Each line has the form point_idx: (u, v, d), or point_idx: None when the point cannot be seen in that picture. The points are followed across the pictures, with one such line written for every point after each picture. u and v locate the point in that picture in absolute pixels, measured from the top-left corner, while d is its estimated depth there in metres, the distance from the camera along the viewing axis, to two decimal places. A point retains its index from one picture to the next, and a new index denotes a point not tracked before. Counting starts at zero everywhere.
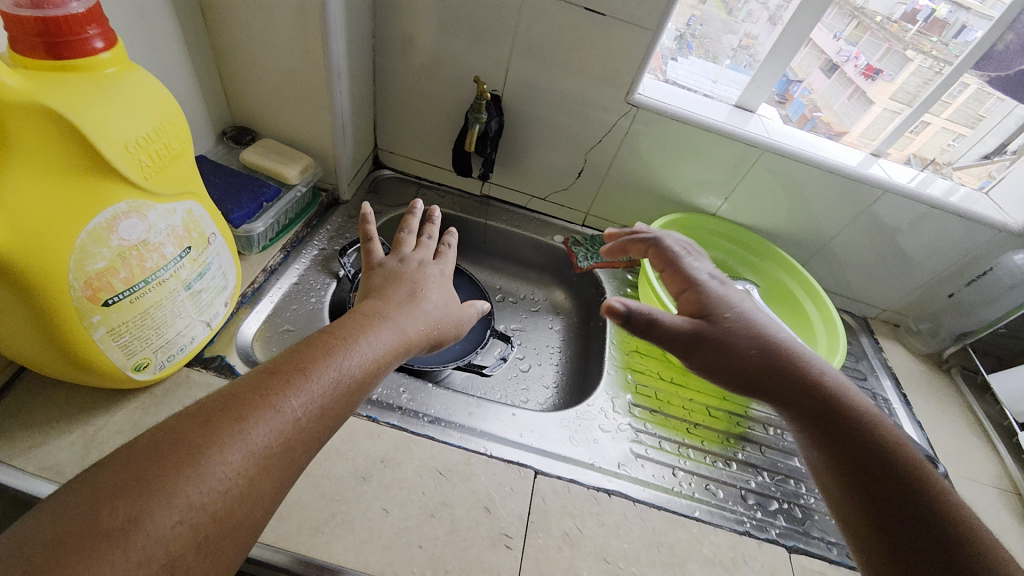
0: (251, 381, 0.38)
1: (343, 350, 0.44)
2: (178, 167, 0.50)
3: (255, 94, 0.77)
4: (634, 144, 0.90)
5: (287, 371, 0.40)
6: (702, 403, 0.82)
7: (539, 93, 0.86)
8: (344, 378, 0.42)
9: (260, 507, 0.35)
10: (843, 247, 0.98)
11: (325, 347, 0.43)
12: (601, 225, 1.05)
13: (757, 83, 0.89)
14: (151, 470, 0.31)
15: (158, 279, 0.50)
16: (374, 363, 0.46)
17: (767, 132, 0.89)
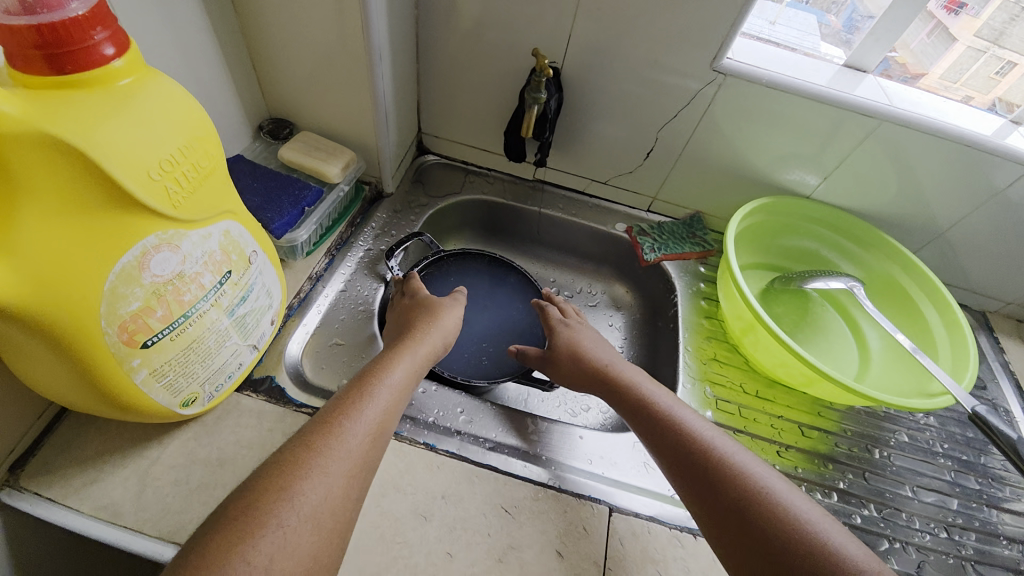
0: (319, 419, 0.48)
1: (378, 378, 0.53)
2: (212, 185, 0.43)
3: (292, 82, 0.70)
4: (715, 119, 0.77)
5: (341, 404, 0.49)
6: (793, 421, 0.73)
7: (606, 63, 0.74)
8: (386, 400, 0.52)
9: (352, 499, 0.44)
10: (968, 233, 0.82)
11: (363, 381, 0.53)
12: (670, 211, 0.94)
13: (875, 35, 0.72)
14: (266, 494, 0.40)
15: (198, 311, 0.45)
16: (404, 383, 0.55)
17: (887, 97, 0.73)
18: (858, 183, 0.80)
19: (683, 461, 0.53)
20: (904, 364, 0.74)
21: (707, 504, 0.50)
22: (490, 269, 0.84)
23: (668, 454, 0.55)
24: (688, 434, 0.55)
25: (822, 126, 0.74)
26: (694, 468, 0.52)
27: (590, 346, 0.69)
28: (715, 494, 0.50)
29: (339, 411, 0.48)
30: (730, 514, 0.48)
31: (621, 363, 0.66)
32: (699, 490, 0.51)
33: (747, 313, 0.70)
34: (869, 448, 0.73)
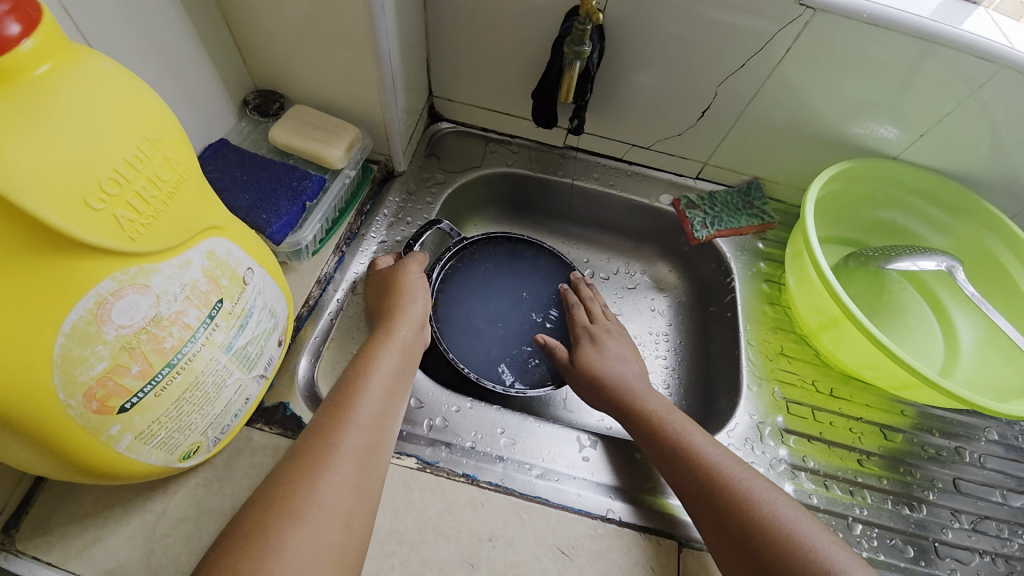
0: (314, 424, 0.42)
1: (369, 366, 0.47)
2: (186, 203, 0.33)
3: (278, 45, 0.57)
4: (792, 67, 0.63)
5: (334, 404, 0.44)
6: (872, 423, 0.64)
7: (661, 0, 0.60)
8: (381, 390, 0.46)
9: (360, 523, 0.39)
10: None
11: (353, 372, 0.47)
12: (722, 177, 0.81)
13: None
14: (259, 530, 0.34)
15: (187, 355, 0.36)
16: (399, 365, 0.49)
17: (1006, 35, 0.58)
18: (962, 142, 0.66)
19: (686, 483, 0.49)
20: (1003, 355, 0.64)
21: (714, 533, 0.46)
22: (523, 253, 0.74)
23: (672, 476, 0.50)
24: (693, 454, 0.50)
25: (926, 73, 0.60)
26: (699, 493, 0.48)
27: (607, 368, 0.61)
28: (719, 523, 0.46)
29: (333, 412, 0.43)
30: (735, 542, 0.44)
31: (637, 384, 0.59)
32: (706, 518, 0.47)
33: (830, 306, 0.60)
34: (959, 450, 0.64)
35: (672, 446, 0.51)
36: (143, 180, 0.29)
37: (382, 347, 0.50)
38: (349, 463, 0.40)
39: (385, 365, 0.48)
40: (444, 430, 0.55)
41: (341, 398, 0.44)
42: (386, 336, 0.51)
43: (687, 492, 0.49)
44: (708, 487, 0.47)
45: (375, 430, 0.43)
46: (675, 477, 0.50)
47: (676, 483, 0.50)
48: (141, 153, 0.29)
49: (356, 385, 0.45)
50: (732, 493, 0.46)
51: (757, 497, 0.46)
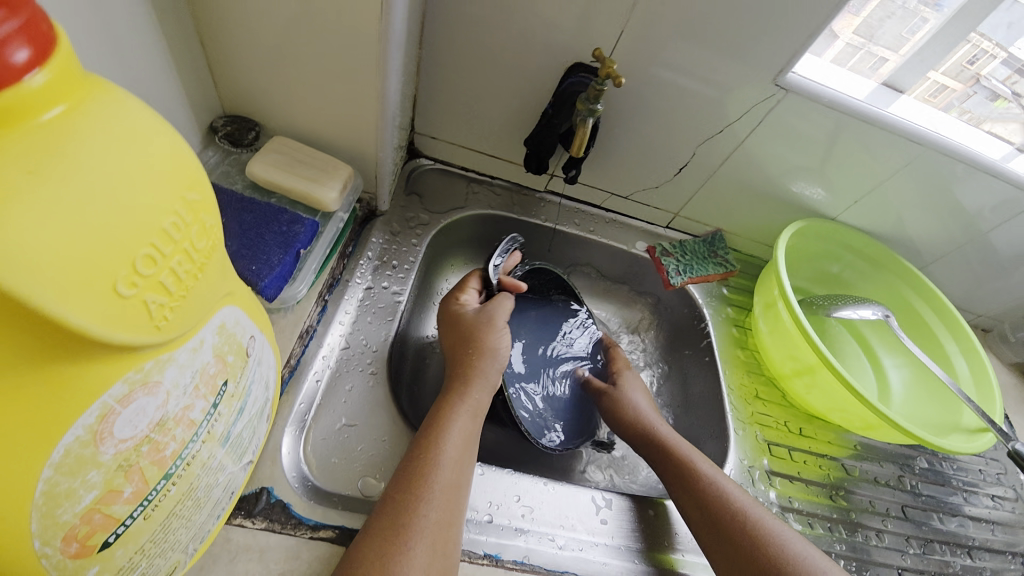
0: (389, 499, 0.41)
1: (440, 430, 0.45)
2: (214, 270, 0.27)
3: (262, 69, 0.51)
4: (762, 137, 0.69)
5: (407, 478, 0.42)
6: (835, 459, 0.71)
7: (652, 67, 0.63)
8: (454, 458, 0.44)
9: None
10: (981, 263, 0.81)
11: (428, 440, 0.44)
12: (691, 228, 0.85)
13: (923, 56, 0.62)
14: None
15: (189, 455, 0.29)
16: (472, 429, 0.47)
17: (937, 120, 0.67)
18: (889, 208, 0.76)
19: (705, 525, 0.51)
20: (935, 396, 0.74)
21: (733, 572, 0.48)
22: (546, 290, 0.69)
23: (693, 521, 0.52)
24: (723, 498, 0.52)
25: (873, 151, 0.68)
26: (718, 533, 0.50)
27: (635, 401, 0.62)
28: (739, 563, 0.48)
29: (407, 488, 0.41)
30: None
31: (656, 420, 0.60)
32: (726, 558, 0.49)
33: (807, 355, 0.66)
34: (900, 478, 0.72)
35: (702, 488, 0.53)
36: (178, 253, 0.23)
37: (457, 413, 0.47)
38: (426, 544, 0.39)
39: (457, 434, 0.45)
40: None
41: (416, 471, 0.42)
42: (458, 400, 0.48)
43: (713, 532, 0.51)
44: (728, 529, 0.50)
45: (449, 501, 0.42)
46: (694, 517, 0.52)
47: (697, 529, 0.51)
48: (178, 220, 0.23)
49: (430, 458, 0.43)
50: (751, 534, 0.49)
51: (772, 537, 0.50)
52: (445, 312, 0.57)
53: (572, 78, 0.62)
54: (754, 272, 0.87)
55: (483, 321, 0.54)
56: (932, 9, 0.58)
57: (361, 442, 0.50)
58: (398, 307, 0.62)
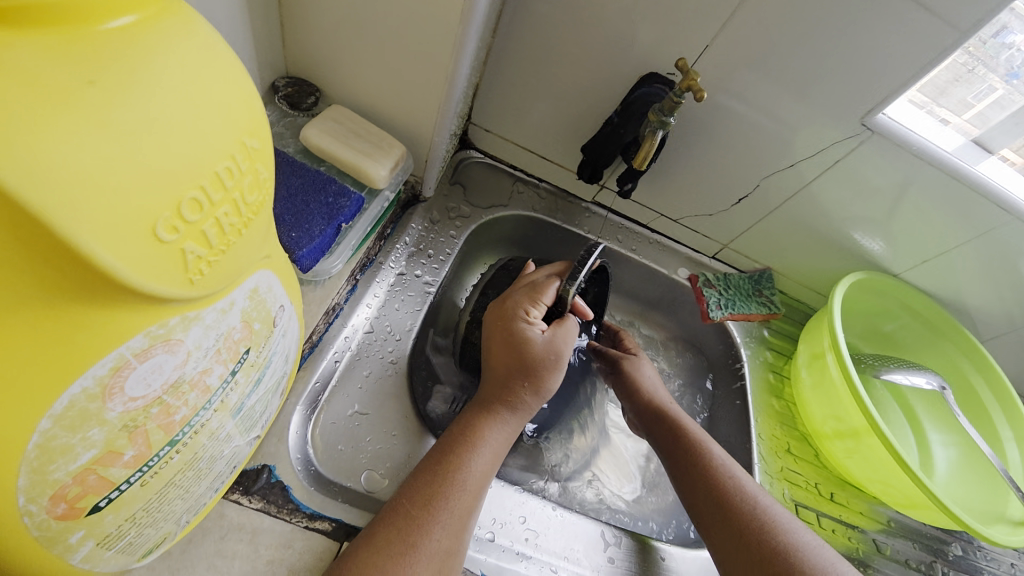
0: (398, 509, 0.39)
1: (466, 449, 0.42)
2: (257, 229, 0.24)
3: (333, 35, 0.49)
4: (834, 179, 0.65)
5: (426, 494, 0.39)
6: (866, 532, 0.65)
7: (730, 89, 0.59)
8: (473, 484, 0.41)
9: None
10: None
11: (455, 458, 0.42)
12: (739, 262, 0.81)
13: (1017, 117, 0.57)
14: None
15: (196, 424, 0.27)
16: (498, 452, 0.44)
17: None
18: (957, 274, 0.70)
19: (710, 507, 0.50)
20: (985, 480, 0.68)
21: (735, 557, 0.47)
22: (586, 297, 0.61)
23: (704, 517, 0.50)
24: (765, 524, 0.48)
25: (954, 212, 0.63)
26: (723, 518, 0.49)
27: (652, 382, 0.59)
28: (742, 547, 0.47)
29: (425, 506, 0.39)
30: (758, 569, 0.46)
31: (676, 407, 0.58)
32: (730, 542, 0.48)
33: (854, 418, 0.61)
34: (932, 563, 0.66)
35: (734, 511, 0.49)
36: (227, 202, 0.21)
37: (493, 437, 0.44)
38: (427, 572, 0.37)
39: (482, 457, 0.43)
40: None
41: (437, 490, 0.40)
42: (498, 424, 0.45)
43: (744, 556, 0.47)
44: (734, 514, 0.49)
45: (459, 528, 0.39)
46: (698, 500, 0.51)
47: (709, 525, 0.50)
48: (233, 165, 0.20)
49: (455, 481, 0.41)
50: (757, 520, 0.48)
51: (781, 530, 0.49)
52: (506, 330, 0.47)
53: (644, 89, 0.59)
54: (798, 319, 0.82)
55: (552, 358, 0.46)
56: (1002, 78, 0.56)
57: (371, 433, 0.48)
58: (428, 297, 0.59)
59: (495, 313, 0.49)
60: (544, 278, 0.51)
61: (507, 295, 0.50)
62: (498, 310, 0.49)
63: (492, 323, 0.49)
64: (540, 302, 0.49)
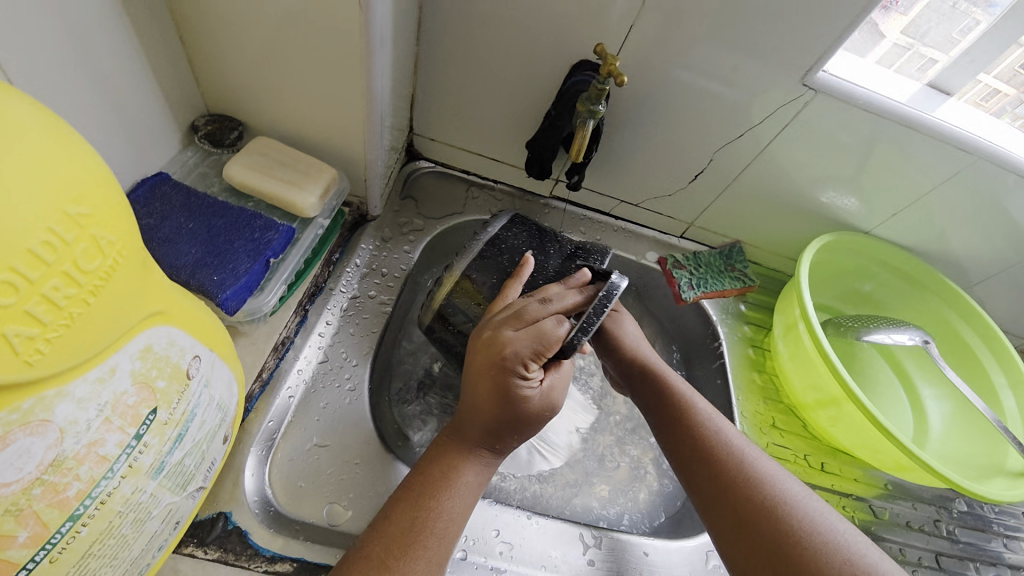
0: (364, 554, 0.38)
1: (439, 489, 0.41)
2: (117, 293, 0.24)
3: (244, 67, 0.48)
4: (786, 145, 0.62)
5: (402, 545, 0.38)
6: (861, 499, 0.64)
7: (663, 68, 0.57)
8: (448, 526, 0.40)
9: None
10: None
11: (432, 506, 0.41)
12: (708, 238, 0.79)
13: (971, 55, 0.55)
14: None
15: (101, 493, 0.26)
16: (475, 487, 0.43)
17: (995, 133, 0.59)
18: (933, 223, 0.68)
19: (713, 481, 0.46)
20: (981, 433, 0.66)
21: (726, 520, 0.44)
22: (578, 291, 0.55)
23: (689, 471, 0.48)
24: (747, 473, 0.46)
25: (914, 162, 0.61)
26: (721, 496, 0.45)
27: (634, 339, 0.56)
28: (722, 499, 0.45)
29: (400, 557, 0.38)
30: (764, 555, 0.42)
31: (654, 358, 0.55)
32: (733, 523, 0.44)
33: (831, 385, 0.60)
34: (936, 523, 0.65)
35: (716, 465, 0.47)
36: (53, 275, 0.20)
37: (473, 479, 0.43)
38: None
39: (459, 495, 0.42)
40: None
41: (412, 539, 0.39)
42: (479, 466, 0.43)
43: (727, 506, 0.45)
44: (739, 490, 0.45)
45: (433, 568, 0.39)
46: (700, 475, 0.47)
47: (694, 480, 0.48)
48: (53, 238, 0.20)
49: (435, 531, 0.40)
50: (761, 495, 0.45)
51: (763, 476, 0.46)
52: (498, 382, 0.41)
53: (575, 77, 0.57)
54: (776, 288, 0.80)
55: (546, 412, 0.43)
56: (986, 9, 0.53)
57: (334, 466, 0.47)
58: (384, 317, 0.58)
59: (484, 357, 0.42)
60: (552, 321, 0.42)
61: (502, 338, 0.42)
62: (488, 357, 0.42)
63: (481, 370, 0.42)
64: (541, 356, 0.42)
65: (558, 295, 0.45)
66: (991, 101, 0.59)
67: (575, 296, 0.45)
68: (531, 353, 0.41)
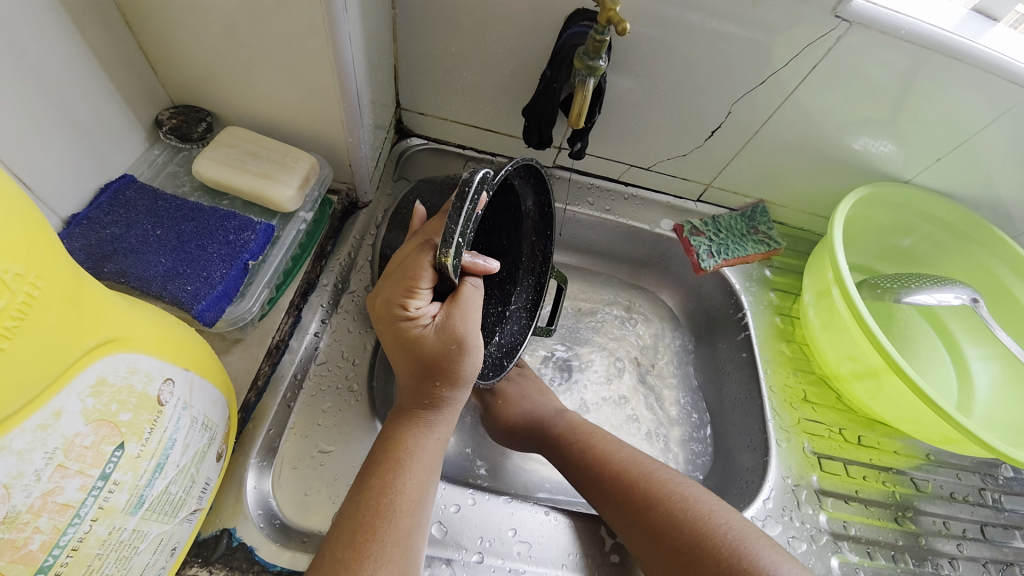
0: (332, 549, 0.37)
1: (398, 466, 0.41)
2: (33, 334, 0.21)
3: (204, 53, 0.43)
4: (812, 90, 0.55)
5: (352, 530, 0.37)
6: (899, 473, 0.60)
7: (671, 11, 0.50)
8: (407, 503, 0.40)
9: None
10: None
11: (383, 482, 0.40)
12: (727, 200, 0.72)
13: None
14: None
15: (69, 541, 0.24)
16: (427, 463, 0.42)
17: None
18: (984, 168, 0.60)
19: (596, 483, 0.48)
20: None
21: (628, 519, 0.45)
22: (521, 212, 0.52)
23: (590, 489, 0.49)
24: (634, 472, 0.47)
25: (965, 100, 0.53)
26: (621, 498, 0.46)
27: (520, 399, 0.58)
28: (621, 504, 0.46)
29: (352, 544, 0.37)
30: (647, 536, 0.43)
31: (545, 409, 0.57)
32: (625, 511, 0.45)
33: (871, 357, 0.55)
34: (981, 492, 0.60)
35: (608, 474, 0.48)
36: None
37: (418, 446, 0.42)
38: None
39: (416, 472, 0.41)
40: (442, 541, 0.44)
41: (363, 522, 0.38)
42: (422, 431, 0.43)
43: (625, 506, 0.45)
44: (621, 482, 0.47)
45: (402, 546, 0.38)
46: (585, 481, 0.49)
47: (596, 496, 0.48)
48: None
49: (383, 507, 0.39)
50: (640, 478, 0.46)
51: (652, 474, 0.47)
52: (396, 332, 0.41)
53: (571, 30, 0.51)
54: (804, 250, 0.74)
55: (454, 347, 0.41)
56: None
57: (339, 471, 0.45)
58: None
59: (377, 314, 0.42)
60: (412, 253, 0.40)
61: (381, 290, 0.41)
62: (379, 313, 0.42)
63: (380, 328, 0.42)
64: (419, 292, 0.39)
65: (423, 227, 0.42)
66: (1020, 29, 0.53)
67: (437, 219, 0.42)
68: (404, 293, 0.39)
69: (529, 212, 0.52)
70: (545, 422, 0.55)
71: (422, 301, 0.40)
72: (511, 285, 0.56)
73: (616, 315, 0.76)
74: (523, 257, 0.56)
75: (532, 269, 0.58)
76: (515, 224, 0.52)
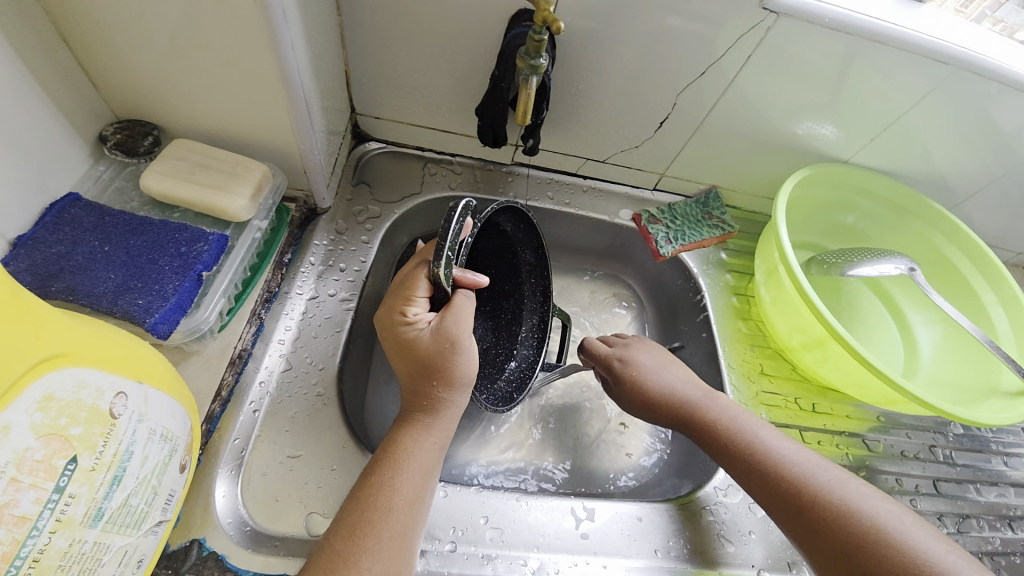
0: (326, 543, 0.38)
1: (396, 465, 0.42)
2: None
3: (142, 66, 0.43)
4: (751, 79, 0.58)
5: (350, 524, 0.38)
6: (851, 435, 0.63)
7: (610, 9, 0.52)
8: (404, 502, 0.40)
9: None
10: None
11: (379, 481, 0.41)
12: (682, 187, 0.75)
13: None
14: None
15: (29, 553, 0.25)
16: (428, 463, 0.43)
17: (967, 39, 0.54)
18: (915, 145, 0.64)
19: (752, 474, 0.48)
20: (968, 355, 0.65)
21: (789, 517, 0.45)
22: (517, 257, 0.57)
23: (740, 471, 0.49)
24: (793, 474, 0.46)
25: (890, 82, 0.57)
26: (781, 494, 0.46)
27: (656, 376, 0.56)
28: (783, 502, 0.46)
29: (350, 537, 0.38)
30: (815, 535, 0.43)
31: (690, 391, 0.54)
32: (788, 514, 0.45)
33: (815, 327, 0.58)
34: (932, 449, 0.64)
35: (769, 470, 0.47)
36: None
37: (417, 447, 0.43)
38: None
39: (412, 472, 0.42)
40: None
41: (359, 518, 0.39)
42: (421, 433, 0.44)
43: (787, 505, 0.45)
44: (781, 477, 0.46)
45: (398, 542, 0.39)
46: (736, 469, 0.49)
47: (747, 481, 0.48)
48: None
49: (380, 505, 0.39)
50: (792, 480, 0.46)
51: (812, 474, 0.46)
52: (396, 336, 0.45)
53: (514, 30, 0.52)
54: (756, 231, 0.77)
55: (449, 348, 0.44)
56: None
57: (305, 474, 0.46)
58: (348, 315, 0.55)
59: (379, 326, 0.46)
60: (411, 270, 0.46)
61: (387, 303, 0.46)
62: (381, 323, 0.45)
63: (382, 336, 0.46)
64: (415, 300, 0.44)
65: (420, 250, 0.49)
66: (970, 6, 0.56)
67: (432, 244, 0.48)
68: (403, 301, 0.44)
69: (523, 254, 0.57)
70: (684, 401, 0.54)
71: (417, 308, 0.44)
72: (516, 326, 0.59)
73: (582, 307, 0.78)
74: (525, 297, 0.59)
75: (535, 308, 0.60)
76: (512, 270, 0.57)
